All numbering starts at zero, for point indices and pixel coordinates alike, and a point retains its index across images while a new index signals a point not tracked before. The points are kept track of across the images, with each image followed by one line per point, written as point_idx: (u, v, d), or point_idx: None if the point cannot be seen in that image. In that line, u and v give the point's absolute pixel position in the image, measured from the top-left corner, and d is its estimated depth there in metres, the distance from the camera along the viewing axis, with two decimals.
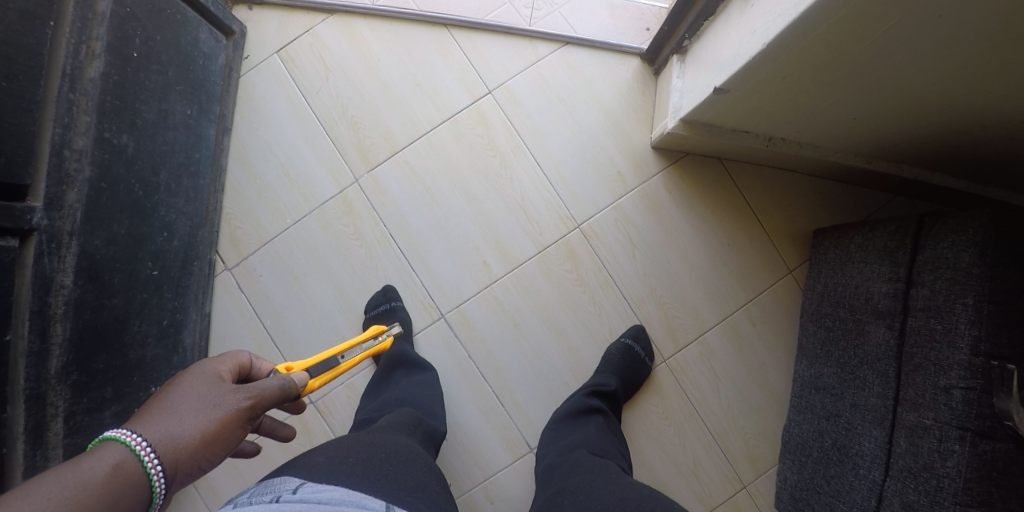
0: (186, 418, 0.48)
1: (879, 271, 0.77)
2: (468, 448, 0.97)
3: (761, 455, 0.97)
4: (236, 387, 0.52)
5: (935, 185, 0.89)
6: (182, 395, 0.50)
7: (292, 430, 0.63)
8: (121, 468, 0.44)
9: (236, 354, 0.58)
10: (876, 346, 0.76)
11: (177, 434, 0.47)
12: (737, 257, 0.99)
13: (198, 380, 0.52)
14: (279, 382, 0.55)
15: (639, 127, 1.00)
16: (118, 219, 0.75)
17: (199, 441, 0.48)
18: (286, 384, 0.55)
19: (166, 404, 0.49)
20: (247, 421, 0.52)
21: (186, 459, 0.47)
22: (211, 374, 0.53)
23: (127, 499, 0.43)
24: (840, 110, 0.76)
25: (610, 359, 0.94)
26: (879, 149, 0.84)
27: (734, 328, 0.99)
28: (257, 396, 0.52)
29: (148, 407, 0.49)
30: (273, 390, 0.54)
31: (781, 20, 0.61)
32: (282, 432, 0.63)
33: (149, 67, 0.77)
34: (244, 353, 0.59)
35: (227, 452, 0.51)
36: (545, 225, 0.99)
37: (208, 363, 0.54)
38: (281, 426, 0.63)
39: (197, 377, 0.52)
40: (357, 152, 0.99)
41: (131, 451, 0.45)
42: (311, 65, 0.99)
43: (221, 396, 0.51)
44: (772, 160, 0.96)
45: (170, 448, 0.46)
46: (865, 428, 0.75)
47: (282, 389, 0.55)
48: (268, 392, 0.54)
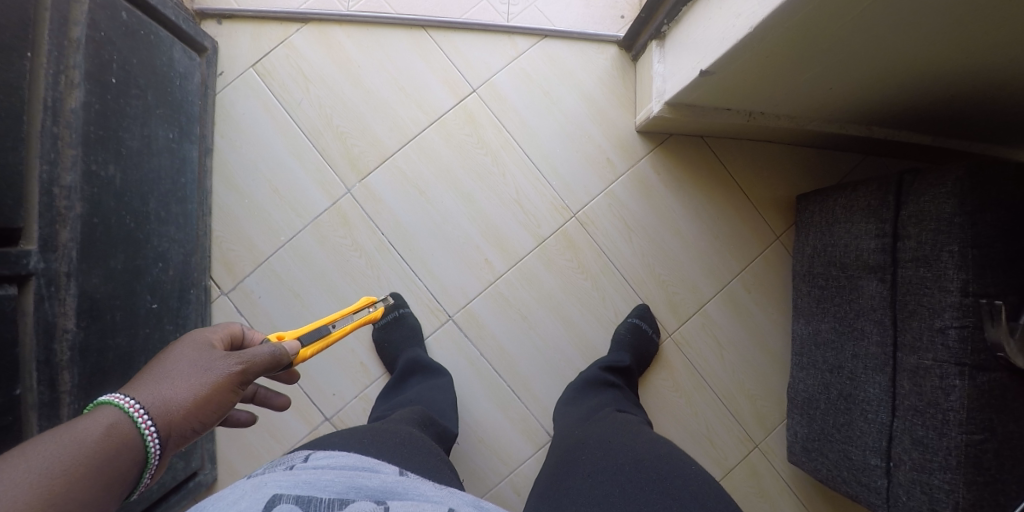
0: (178, 382, 0.50)
1: (866, 229, 0.82)
2: (489, 444, 0.97)
3: (768, 414, 1.02)
4: (226, 353, 0.54)
5: (903, 143, 0.95)
6: (174, 362, 0.52)
7: (286, 398, 0.66)
8: (115, 428, 0.46)
9: (227, 325, 0.60)
10: (871, 299, 0.81)
11: (170, 396, 0.49)
12: (728, 229, 1.03)
13: (189, 348, 0.54)
14: (268, 349, 0.56)
15: (623, 113, 1.03)
16: (114, 252, 0.72)
17: (192, 404, 0.50)
18: (276, 351, 0.56)
19: (159, 370, 0.51)
20: (238, 385, 0.53)
21: (180, 422, 0.49)
22: (202, 344, 0.55)
23: (123, 456, 0.46)
24: (817, 81, 0.81)
25: (619, 339, 0.97)
26: (851, 114, 0.90)
27: (732, 297, 1.03)
28: (247, 362, 0.54)
29: (142, 373, 0.51)
30: (263, 356, 0.55)
31: (765, 6, 0.64)
32: (276, 401, 0.66)
33: (128, 91, 0.74)
34: (235, 324, 0.61)
35: (221, 416, 0.53)
36: (542, 217, 1.00)
37: (198, 334, 0.56)
38: (275, 395, 0.67)
39: (189, 347, 0.54)
40: (346, 162, 0.97)
41: (125, 412, 0.47)
42: (289, 76, 0.97)
43: (212, 361, 0.53)
44: (752, 134, 1.00)
45: (163, 410, 0.48)
46: (869, 376, 0.80)
47: (272, 356, 0.56)
48: (259, 358, 0.55)
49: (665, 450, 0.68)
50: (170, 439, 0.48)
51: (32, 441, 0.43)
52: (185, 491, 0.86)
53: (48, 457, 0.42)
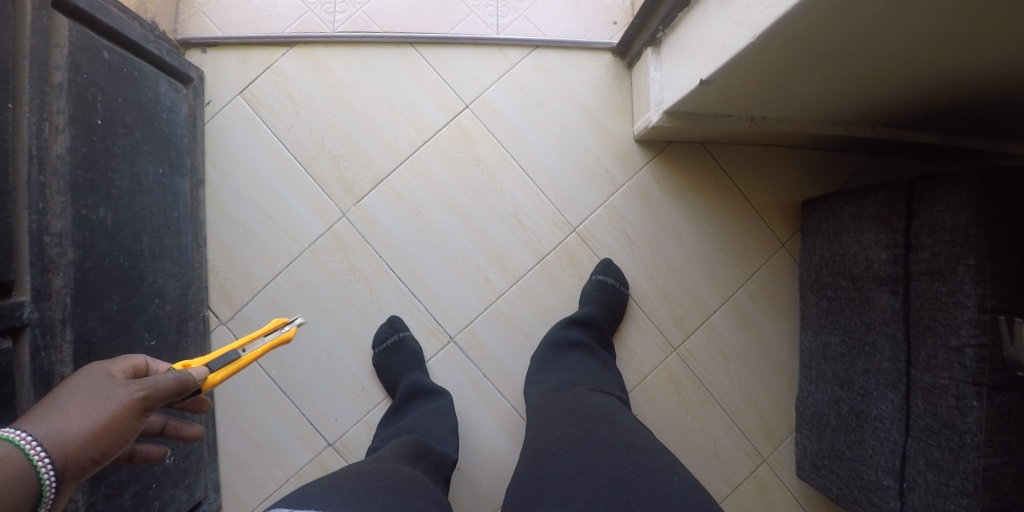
0: (74, 413, 0.51)
1: (876, 239, 0.78)
2: (494, 465, 0.96)
3: (776, 426, 1.00)
4: (127, 381, 0.54)
5: (910, 143, 0.91)
6: (71, 393, 0.53)
7: (198, 429, 0.70)
8: (5, 462, 0.47)
9: (129, 359, 0.62)
10: (882, 312, 0.78)
11: (66, 427, 0.50)
12: (732, 239, 1.01)
13: (87, 380, 0.55)
14: (174, 375, 0.55)
15: (621, 122, 1.00)
16: (109, 294, 0.72)
17: (89, 434, 0.51)
18: (182, 376, 0.55)
19: (56, 402, 0.53)
20: (140, 411, 0.54)
21: (77, 453, 0.50)
22: (100, 375, 0.56)
23: (13, 487, 0.47)
24: (820, 86, 0.77)
25: (588, 297, 0.95)
26: (856, 116, 0.86)
27: (737, 309, 1.01)
28: (149, 388, 0.54)
29: (38, 406, 0.52)
30: (167, 383, 0.55)
31: (769, 13, 0.60)
32: (188, 432, 0.69)
33: (115, 131, 0.73)
34: (137, 357, 0.63)
35: (124, 443, 0.54)
36: (542, 233, 0.98)
37: (96, 369, 0.57)
38: (185, 426, 0.69)
39: (88, 380, 0.55)
40: (340, 186, 0.96)
41: (17, 446, 0.48)
42: (278, 101, 0.96)
43: (112, 390, 0.54)
44: (754, 139, 0.97)
45: (58, 442, 0.49)
46: (881, 393, 0.77)
47: (178, 382, 0.55)
48: (163, 384, 0.55)
49: (653, 462, 0.64)
50: (67, 468, 0.50)
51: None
52: None
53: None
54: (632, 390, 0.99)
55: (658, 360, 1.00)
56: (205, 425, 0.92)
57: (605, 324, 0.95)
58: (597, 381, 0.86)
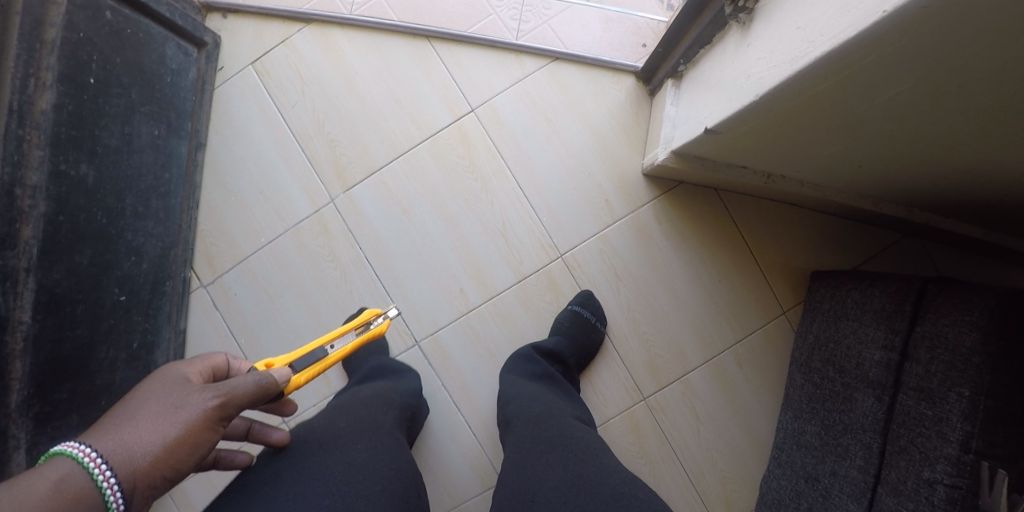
0: (144, 424, 0.44)
1: (874, 336, 0.71)
2: (439, 477, 0.93)
3: (738, 499, 0.93)
4: (203, 386, 0.47)
5: (945, 231, 0.83)
6: (141, 399, 0.46)
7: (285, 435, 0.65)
8: (65, 483, 0.39)
9: (208, 357, 0.54)
10: (862, 416, 0.70)
11: (135, 442, 0.43)
12: (730, 295, 0.94)
13: (160, 384, 0.47)
14: (255, 378, 0.50)
15: (629, 151, 0.94)
16: (81, 248, 0.73)
17: (161, 451, 0.44)
18: (263, 381, 0.50)
19: (126, 410, 0.45)
20: (217, 422, 0.47)
21: (145, 472, 0.43)
22: (176, 378, 0.49)
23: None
24: (843, 158, 0.69)
25: (559, 327, 0.91)
26: (884, 193, 0.77)
27: (720, 370, 0.94)
28: (227, 394, 0.48)
29: (106, 413, 0.45)
30: (246, 387, 0.49)
31: (775, 72, 0.54)
32: (275, 437, 0.64)
33: (109, 90, 0.75)
34: (217, 356, 0.55)
35: (195, 461, 0.46)
36: (525, 254, 0.95)
37: (172, 370, 0.49)
38: (273, 431, 0.64)
39: (158, 384, 0.47)
40: (333, 170, 0.96)
41: (79, 463, 0.40)
42: (287, 77, 0.97)
43: (187, 397, 0.46)
44: (773, 195, 0.91)
45: (127, 459, 0.42)
46: (841, 501, 0.70)
47: (258, 386, 0.50)
48: (242, 390, 0.49)
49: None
50: (135, 489, 0.42)
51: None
52: None
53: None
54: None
55: (625, 405, 0.94)
56: None
57: (572, 360, 0.89)
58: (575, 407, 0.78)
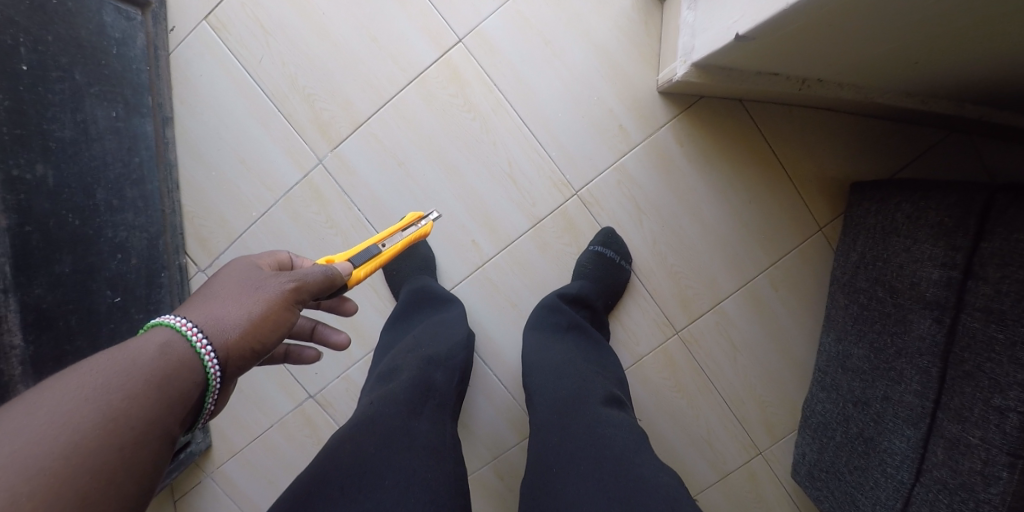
0: (228, 301, 0.43)
1: (930, 253, 0.64)
2: (474, 430, 0.90)
3: (779, 422, 0.89)
4: (274, 273, 0.47)
5: (996, 124, 0.76)
6: (219, 283, 0.45)
7: (346, 337, 0.57)
8: (169, 347, 0.39)
9: (272, 254, 0.52)
10: (917, 340, 0.65)
11: (222, 316, 0.42)
12: (762, 216, 0.86)
13: (233, 272, 0.46)
14: (321, 270, 0.49)
15: (643, 68, 0.83)
16: (59, 256, 0.68)
17: (249, 325, 0.43)
18: (330, 271, 0.49)
19: (207, 293, 0.44)
20: (293, 305, 0.46)
21: (237, 344, 0.42)
22: (247, 265, 0.48)
23: (181, 379, 0.38)
24: (898, 54, 0.59)
25: (583, 271, 0.85)
26: (937, 88, 0.68)
27: (755, 295, 0.87)
28: (300, 280, 0.47)
29: (190, 298, 0.44)
30: (315, 276, 0.48)
31: None
32: (335, 338, 0.58)
33: (47, 76, 0.67)
34: (280, 253, 0.52)
35: (279, 340, 0.45)
36: (538, 195, 0.86)
37: (241, 261, 0.48)
38: (333, 332, 0.58)
39: (232, 271, 0.46)
40: (315, 129, 0.87)
41: (178, 332, 0.40)
42: (247, 28, 0.86)
43: (263, 279, 0.46)
44: (804, 101, 0.80)
45: (220, 330, 0.41)
46: (896, 426, 0.67)
47: (325, 276, 0.49)
48: (311, 278, 0.48)
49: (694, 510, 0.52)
50: (231, 359, 0.41)
51: (81, 366, 0.37)
52: (177, 464, 0.89)
53: (95, 382, 0.36)
54: (626, 370, 0.89)
55: (657, 342, 0.89)
56: None
57: (599, 303, 0.84)
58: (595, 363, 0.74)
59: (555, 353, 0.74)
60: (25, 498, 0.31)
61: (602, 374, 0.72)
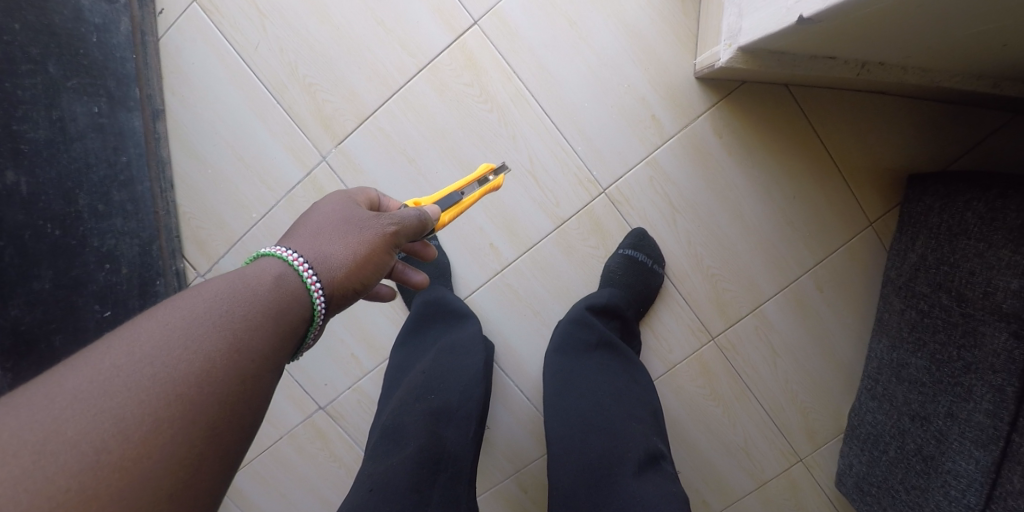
0: (335, 237, 0.42)
1: (1009, 260, 0.57)
2: (495, 443, 0.85)
3: (821, 429, 0.83)
4: (375, 214, 0.45)
5: None
6: (325, 216, 0.44)
7: (426, 277, 0.53)
8: (283, 281, 0.38)
9: (363, 191, 0.49)
10: (990, 355, 0.59)
11: (329, 253, 0.41)
12: (807, 212, 0.79)
13: (334, 207, 0.45)
14: (415, 213, 0.47)
15: (678, 50, 0.76)
16: (38, 271, 0.63)
17: (352, 265, 0.42)
18: (424, 215, 0.47)
19: (314, 224, 0.43)
20: (392, 248, 0.45)
21: (341, 283, 0.41)
22: (347, 200, 0.46)
23: (291, 315, 0.38)
24: (985, 37, 0.51)
25: (611, 277, 0.79)
26: (1015, 70, 0.60)
27: (798, 297, 0.81)
28: (400, 224, 0.45)
29: (295, 231, 0.43)
30: (412, 221, 0.46)
31: None
32: (414, 279, 0.53)
33: (16, 70, 0.61)
34: (370, 191, 0.50)
35: (377, 280, 0.45)
36: (562, 193, 0.79)
37: (340, 196, 0.46)
38: (411, 272, 0.53)
39: (336, 206, 0.45)
40: (318, 122, 0.80)
41: (289, 266, 0.39)
42: (241, 11, 0.78)
43: (366, 218, 0.44)
44: (857, 85, 0.72)
45: (327, 266, 0.41)
46: (961, 446, 0.62)
47: (421, 221, 0.47)
48: (408, 221, 0.46)
49: None
50: (334, 296, 0.41)
51: (204, 287, 0.37)
52: None
53: (219, 310, 0.35)
54: (657, 380, 0.84)
55: (692, 349, 0.83)
56: None
57: (629, 311, 0.78)
58: (626, 393, 0.69)
59: (585, 392, 0.68)
60: (165, 425, 0.31)
61: (635, 419, 0.66)
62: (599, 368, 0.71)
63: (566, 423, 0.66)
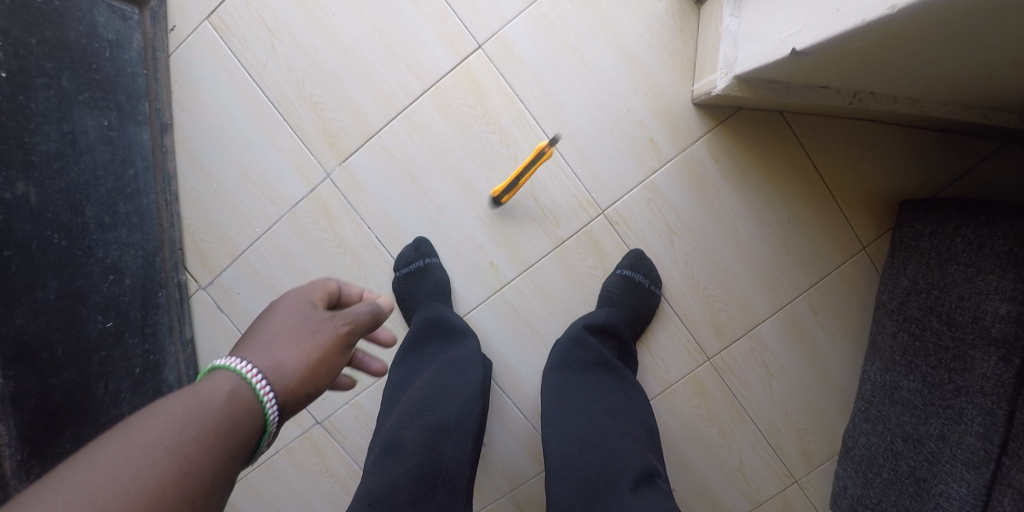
0: (288, 344, 0.44)
1: (997, 285, 0.59)
2: (492, 461, 0.85)
3: (816, 450, 0.84)
4: (330, 315, 0.47)
5: None
6: (280, 320, 0.45)
7: (385, 365, 0.52)
8: (236, 394, 0.40)
9: (322, 283, 0.50)
10: (980, 379, 0.60)
11: (282, 360, 0.43)
12: (801, 236, 0.80)
13: (291, 310, 0.46)
14: (369, 307, 0.48)
15: (676, 77, 0.78)
16: (43, 281, 0.64)
17: (305, 371, 0.44)
18: (378, 309, 0.48)
19: (268, 331, 0.45)
20: (345, 348, 0.47)
21: (293, 389, 0.43)
22: (302, 299, 0.48)
23: (243, 427, 0.39)
24: (972, 71, 0.53)
25: (609, 297, 0.80)
26: (1001, 102, 0.62)
27: (793, 319, 0.82)
28: (352, 322, 0.47)
29: (248, 338, 0.45)
30: (366, 316, 0.48)
31: None
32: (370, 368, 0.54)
33: (31, 83, 0.62)
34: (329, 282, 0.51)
35: (331, 381, 0.46)
36: (562, 213, 0.81)
37: (295, 295, 0.48)
38: (371, 359, 0.53)
39: (290, 308, 0.46)
40: (323, 140, 0.82)
41: (242, 378, 0.41)
42: (252, 31, 0.81)
43: (319, 322, 0.46)
44: (849, 114, 0.74)
45: (279, 376, 0.42)
46: (953, 468, 0.63)
47: (374, 314, 0.49)
48: (361, 317, 0.48)
49: None
50: (287, 403, 0.42)
51: (159, 407, 0.38)
52: None
53: (172, 430, 0.37)
54: (653, 399, 0.84)
55: (688, 369, 0.84)
56: None
57: (626, 331, 0.79)
58: (624, 411, 0.70)
59: (583, 410, 0.69)
60: None
61: (631, 437, 0.66)
62: (597, 386, 0.72)
63: (564, 440, 0.67)
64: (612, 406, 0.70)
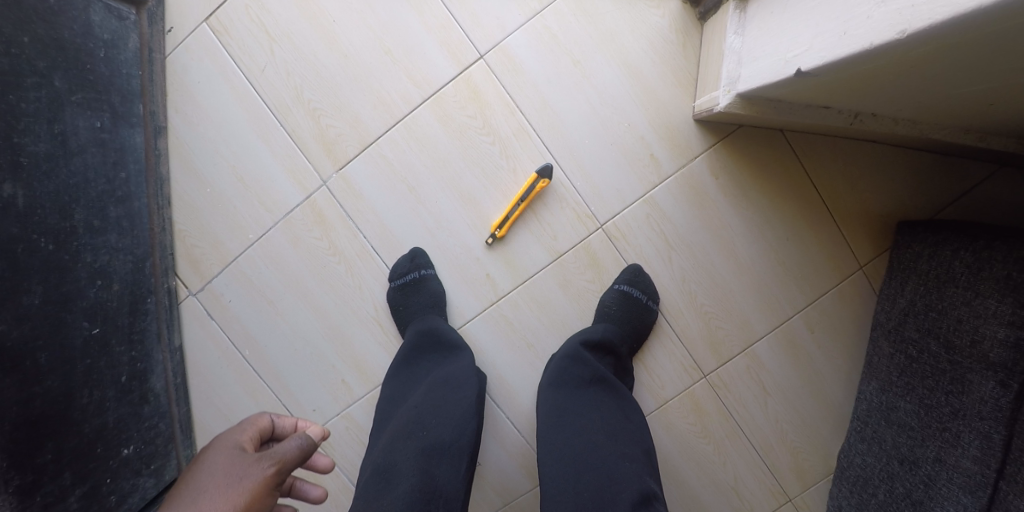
0: (215, 495, 0.45)
1: (995, 309, 0.59)
2: (485, 476, 0.83)
3: (811, 469, 0.83)
4: (257, 456, 0.48)
5: None
6: (209, 472, 0.48)
7: (323, 490, 0.54)
8: None
9: (253, 425, 0.54)
10: (977, 402, 0.61)
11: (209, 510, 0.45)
12: (799, 254, 0.80)
13: (220, 459, 0.49)
14: (296, 441, 0.50)
15: (677, 92, 0.78)
16: (28, 286, 0.62)
17: None
18: (306, 443, 0.50)
19: (196, 486, 0.47)
20: (276, 487, 0.48)
21: None
22: (231, 447, 0.50)
23: None
24: (974, 96, 0.53)
25: (606, 312, 0.79)
26: (1000, 127, 0.63)
27: (790, 337, 0.82)
28: (280, 460, 0.48)
29: (178, 495, 0.47)
30: (295, 451, 0.50)
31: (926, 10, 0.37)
32: (312, 494, 0.54)
33: (22, 82, 0.61)
34: (260, 422, 0.54)
35: None
36: (561, 227, 0.80)
37: (225, 444, 0.50)
38: (310, 486, 0.55)
39: (219, 458, 0.49)
40: (321, 147, 0.80)
41: None
42: (251, 34, 0.80)
43: (246, 467, 0.48)
44: (849, 134, 0.75)
45: None
46: (950, 492, 0.62)
47: (305, 447, 0.50)
48: (290, 453, 0.49)
49: None
50: None
51: None
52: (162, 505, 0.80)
53: None
54: (649, 416, 0.83)
55: (684, 386, 0.83)
56: (177, 404, 0.83)
57: (623, 347, 0.78)
58: (620, 430, 0.69)
59: (579, 428, 0.68)
60: None
61: (627, 458, 0.66)
62: (592, 404, 0.71)
63: (560, 459, 0.66)
64: (609, 426, 0.69)
